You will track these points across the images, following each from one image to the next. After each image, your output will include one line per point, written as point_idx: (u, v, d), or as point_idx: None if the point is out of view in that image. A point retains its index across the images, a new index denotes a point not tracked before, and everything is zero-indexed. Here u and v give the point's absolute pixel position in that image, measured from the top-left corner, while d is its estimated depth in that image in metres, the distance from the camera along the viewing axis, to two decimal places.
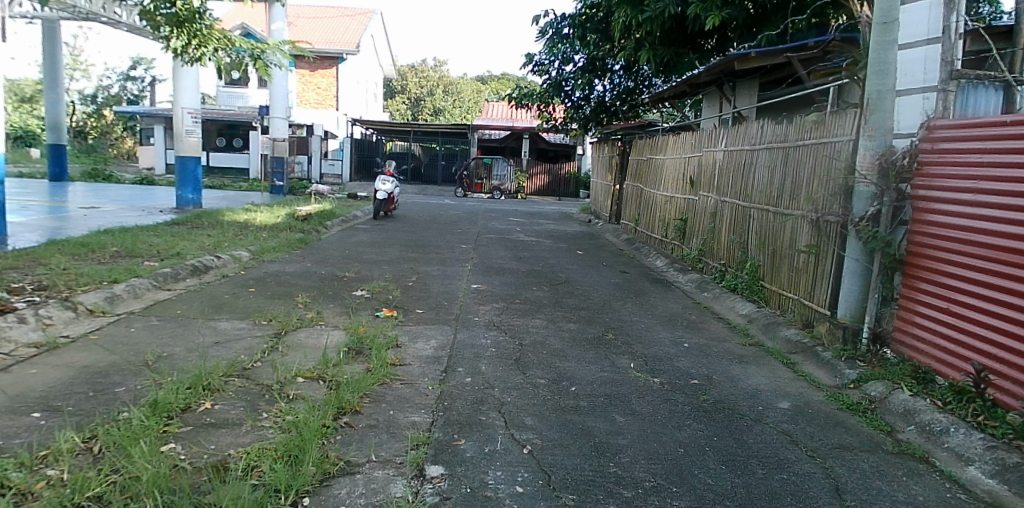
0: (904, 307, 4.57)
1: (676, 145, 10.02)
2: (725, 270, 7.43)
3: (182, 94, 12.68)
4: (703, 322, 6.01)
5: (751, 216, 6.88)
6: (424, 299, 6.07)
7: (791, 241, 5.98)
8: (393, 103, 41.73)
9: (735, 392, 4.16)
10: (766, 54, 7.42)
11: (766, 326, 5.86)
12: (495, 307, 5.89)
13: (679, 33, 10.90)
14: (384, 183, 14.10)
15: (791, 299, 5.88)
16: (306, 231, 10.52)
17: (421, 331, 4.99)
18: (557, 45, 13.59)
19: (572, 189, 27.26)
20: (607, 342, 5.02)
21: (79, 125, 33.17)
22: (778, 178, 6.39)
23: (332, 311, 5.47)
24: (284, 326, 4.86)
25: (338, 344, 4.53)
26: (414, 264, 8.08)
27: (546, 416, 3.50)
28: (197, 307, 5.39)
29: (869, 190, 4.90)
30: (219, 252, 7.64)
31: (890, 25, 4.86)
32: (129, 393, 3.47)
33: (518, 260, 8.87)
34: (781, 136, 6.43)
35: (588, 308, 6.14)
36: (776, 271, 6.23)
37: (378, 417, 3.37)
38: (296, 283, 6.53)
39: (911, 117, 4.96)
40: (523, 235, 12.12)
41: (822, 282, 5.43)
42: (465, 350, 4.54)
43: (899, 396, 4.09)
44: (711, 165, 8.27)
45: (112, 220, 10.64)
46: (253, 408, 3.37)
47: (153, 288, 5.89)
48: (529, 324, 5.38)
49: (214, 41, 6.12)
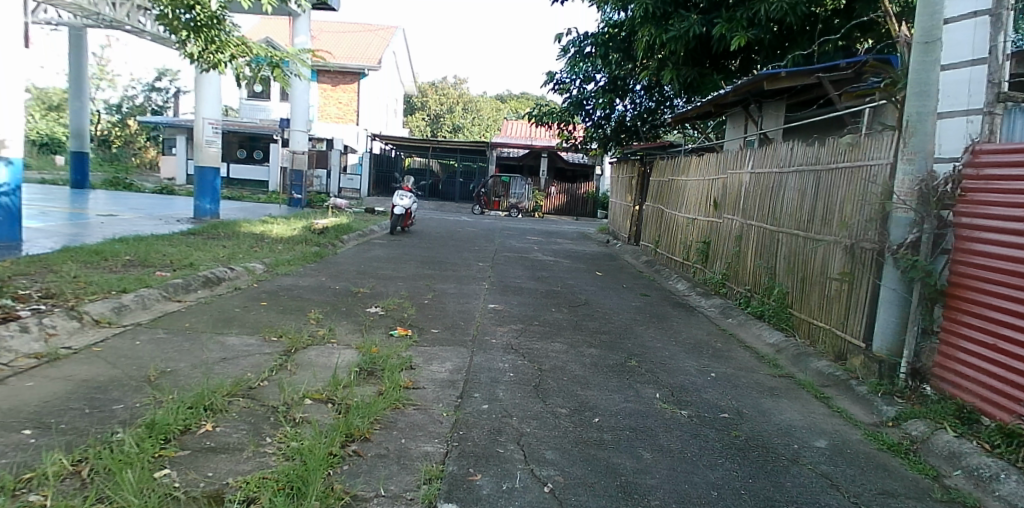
0: (946, 341, 4.32)
1: (699, 167, 9.82)
2: (751, 297, 7.18)
3: (204, 104, 12.72)
4: (729, 351, 5.75)
5: (780, 240, 6.62)
6: (440, 319, 5.87)
7: (822, 267, 5.73)
8: (414, 119, 42.56)
9: (768, 428, 3.91)
10: (795, 74, 7.09)
11: (795, 357, 5.60)
12: (513, 329, 5.65)
13: (702, 53, 11.00)
14: (402, 198, 13.97)
15: (821, 327, 5.63)
16: (322, 245, 10.40)
17: (436, 353, 4.78)
18: (580, 63, 13.71)
19: (589, 209, 27.08)
20: (630, 369, 4.79)
21: (104, 134, 33.99)
22: (809, 200, 6.13)
23: (345, 328, 5.28)
24: (295, 344, 4.65)
25: (351, 363, 4.35)
26: (430, 281, 7.90)
27: (568, 450, 3.27)
28: (207, 320, 5.23)
29: (907, 216, 4.69)
30: (234, 264, 7.52)
31: (932, 44, 4.70)
32: (126, 411, 3.28)
33: (536, 280, 8.67)
34: (813, 158, 6.16)
35: (610, 332, 5.91)
36: (806, 299, 5.97)
37: (388, 445, 3.17)
38: (309, 298, 6.37)
39: (954, 141, 4.66)
40: (541, 255, 11.93)
41: (856, 312, 5.18)
42: (481, 375, 4.32)
43: (943, 437, 3.84)
44: (737, 188, 8.04)
45: (128, 228, 10.61)
46: (256, 433, 3.17)
47: (163, 299, 5.75)
48: (549, 348, 5.15)
49: (232, 47, 6.00)
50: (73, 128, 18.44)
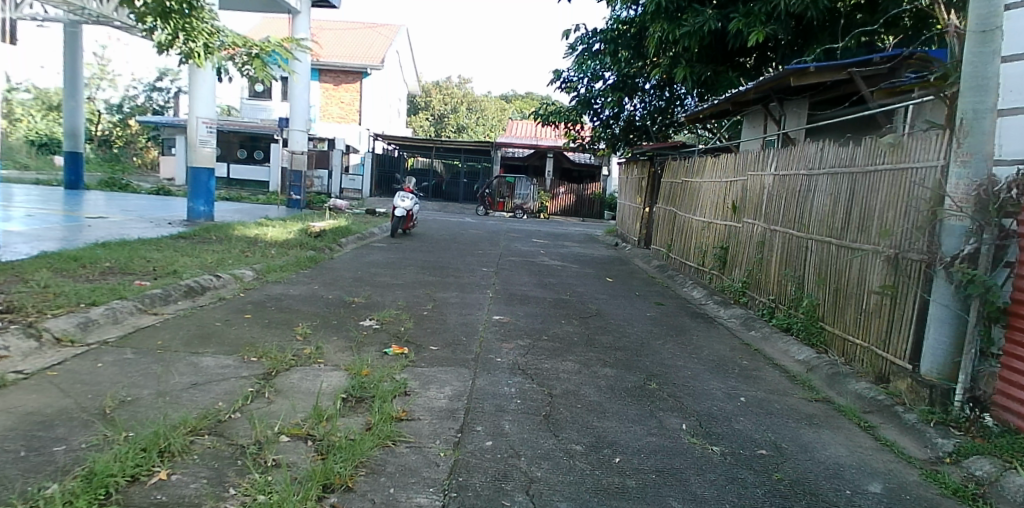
0: (1009, 365, 3.82)
1: (715, 167, 9.32)
2: (775, 307, 6.68)
3: (197, 103, 12.21)
4: (756, 370, 5.25)
5: (809, 248, 6.11)
6: (440, 333, 5.37)
7: (859, 279, 5.21)
8: (417, 119, 42.11)
9: (814, 468, 3.40)
10: (826, 70, 6.55)
11: (830, 378, 5.09)
12: (519, 346, 5.15)
13: (718, 50, 10.60)
14: (404, 200, 13.48)
15: (858, 344, 5.12)
16: (318, 249, 9.93)
17: (434, 375, 4.28)
18: (587, 61, 13.26)
19: (595, 210, 26.59)
20: (649, 394, 4.28)
21: (105, 134, 33.68)
22: (841, 205, 5.62)
23: (334, 345, 4.79)
24: (276, 366, 4.16)
25: (337, 389, 3.86)
26: (431, 289, 7.41)
27: (585, 502, 2.78)
28: (183, 336, 4.75)
29: (962, 225, 4.19)
30: (221, 271, 7.04)
31: (990, 33, 4.16)
32: (68, 455, 2.80)
33: (543, 288, 8.17)
34: (847, 159, 5.65)
35: (625, 349, 5.40)
36: (839, 313, 5.46)
37: (373, 498, 2.68)
38: (299, 310, 5.88)
39: (1017, 140, 4.12)
40: (548, 259, 11.44)
41: (900, 330, 4.66)
42: (485, 403, 3.83)
43: (1016, 480, 3.33)
44: (759, 191, 7.52)
45: (115, 232, 10.15)
46: (218, 482, 2.68)
47: (138, 312, 5.27)
48: (559, 368, 4.66)
49: (203, 35, 5.48)
50: (68, 127, 18.00)
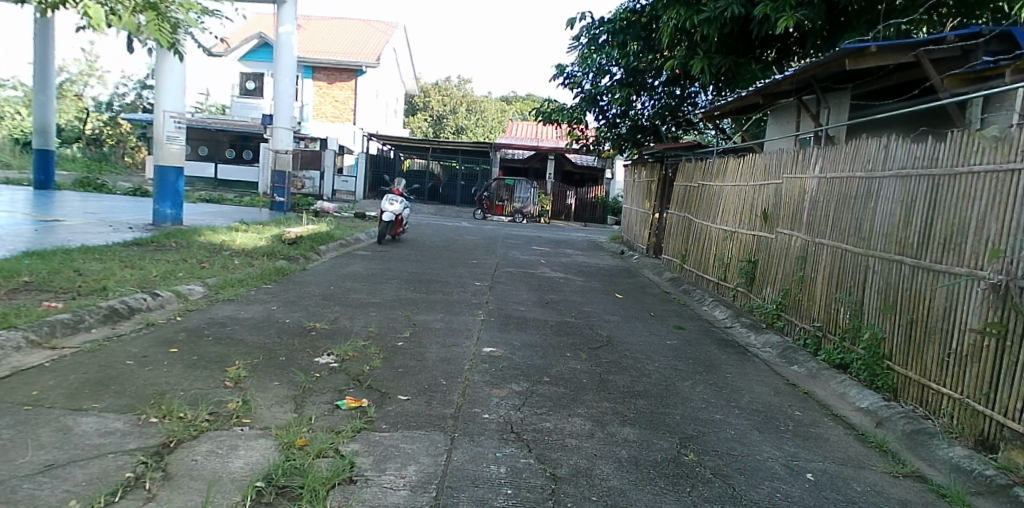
0: None
1: (739, 170, 8.21)
2: (823, 337, 5.55)
3: (164, 95, 11.04)
4: (815, 426, 4.11)
5: (871, 267, 4.98)
6: (414, 375, 4.25)
7: (947, 309, 4.07)
8: (415, 119, 41.03)
9: None
10: (889, 50, 5.41)
11: (912, 438, 3.96)
12: (514, 394, 4.01)
13: (739, 40, 9.54)
14: (393, 204, 12.37)
15: (945, 394, 4.00)
16: (290, 259, 8.80)
17: (395, 445, 3.15)
18: (592, 55, 12.16)
19: (598, 214, 25.80)
20: (686, 473, 3.15)
21: (94, 132, 32.52)
22: (918, 216, 4.49)
23: (271, 396, 3.66)
24: (177, 434, 3.04)
25: (251, 473, 2.74)
26: (412, 310, 6.28)
27: None
28: (71, 383, 3.62)
29: None
30: (161, 288, 5.91)
31: None
32: None
33: (545, 307, 7.05)
34: (925, 157, 4.51)
35: (647, 395, 4.28)
36: (918, 351, 4.32)
37: None
38: (242, 340, 4.75)
39: None
40: (549, 270, 10.32)
41: (1011, 381, 3.52)
42: (460, 496, 2.70)
43: None
44: (798, 196, 6.40)
45: (62, 237, 9.00)
46: None
47: (28, 346, 4.13)
48: (565, 430, 3.53)
49: None
50: (37, 123, 16.81)
